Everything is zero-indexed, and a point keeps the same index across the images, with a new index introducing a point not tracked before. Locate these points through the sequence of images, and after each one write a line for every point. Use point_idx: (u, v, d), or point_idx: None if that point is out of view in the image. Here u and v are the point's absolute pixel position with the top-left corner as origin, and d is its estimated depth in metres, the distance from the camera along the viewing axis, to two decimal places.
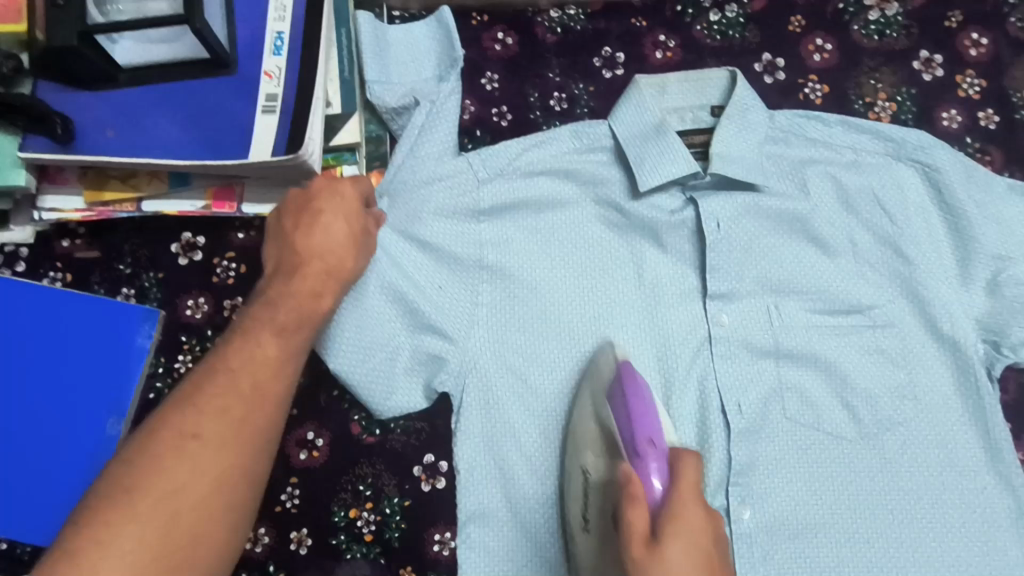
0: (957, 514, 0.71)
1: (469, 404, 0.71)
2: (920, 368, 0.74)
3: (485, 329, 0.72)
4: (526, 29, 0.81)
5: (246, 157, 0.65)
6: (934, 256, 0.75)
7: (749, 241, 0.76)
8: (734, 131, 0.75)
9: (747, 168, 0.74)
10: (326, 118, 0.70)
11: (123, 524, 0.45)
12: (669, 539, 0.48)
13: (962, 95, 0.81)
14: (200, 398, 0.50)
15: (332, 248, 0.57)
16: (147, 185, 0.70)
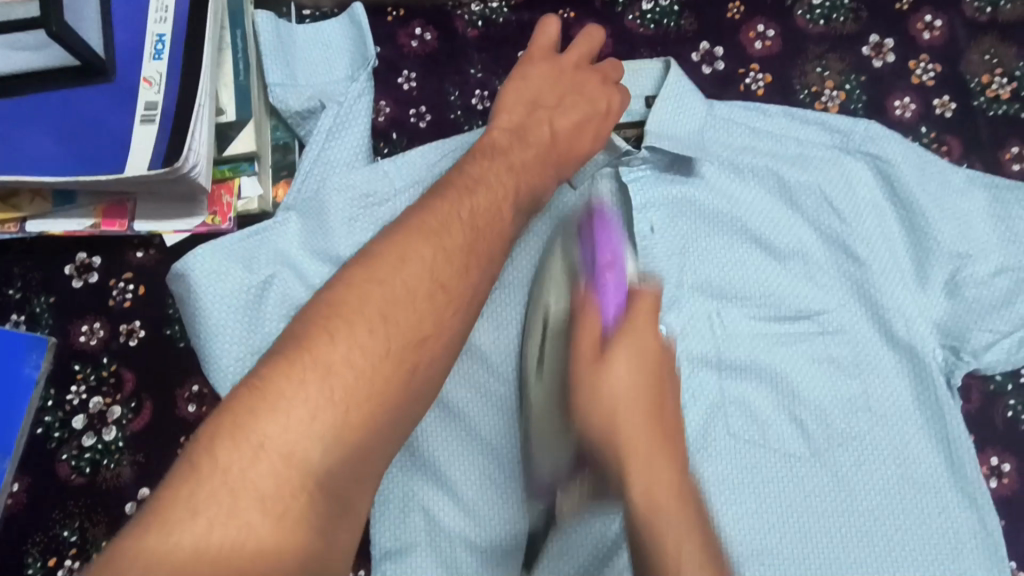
0: (919, 537, 0.65)
1: None
2: (875, 377, 0.68)
3: None
4: (445, 23, 0.76)
5: (122, 172, 0.59)
6: (888, 257, 0.70)
7: (687, 244, 0.71)
8: (669, 112, 0.69)
9: (682, 145, 0.69)
10: (219, 126, 0.65)
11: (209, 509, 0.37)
12: (634, 463, 0.52)
13: (915, 81, 0.75)
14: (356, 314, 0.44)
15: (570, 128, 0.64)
16: (28, 205, 0.65)
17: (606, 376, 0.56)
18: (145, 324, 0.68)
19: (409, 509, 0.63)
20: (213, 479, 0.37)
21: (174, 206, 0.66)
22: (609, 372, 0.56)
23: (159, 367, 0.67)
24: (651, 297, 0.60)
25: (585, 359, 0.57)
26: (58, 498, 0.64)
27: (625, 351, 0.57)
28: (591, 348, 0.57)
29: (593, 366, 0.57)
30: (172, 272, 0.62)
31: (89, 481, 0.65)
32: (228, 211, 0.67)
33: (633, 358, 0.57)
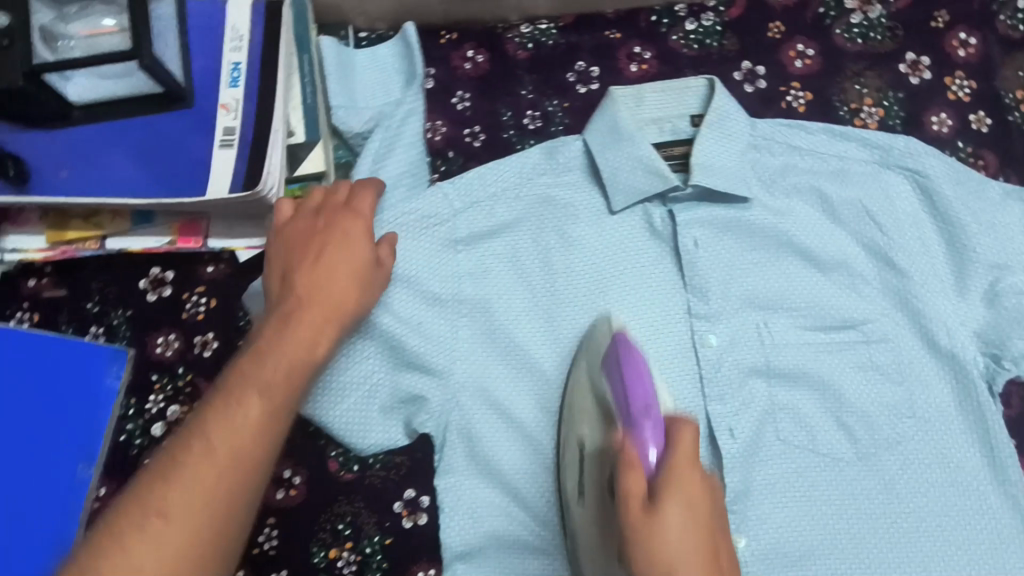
0: (965, 537, 0.68)
1: (452, 441, 0.68)
2: (918, 384, 0.71)
3: (464, 364, 0.69)
4: (496, 46, 0.79)
5: (204, 194, 0.62)
6: (930, 269, 0.72)
7: (734, 259, 0.73)
8: (714, 140, 0.72)
9: (727, 179, 0.72)
10: (290, 147, 0.69)
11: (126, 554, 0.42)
12: (667, 497, 0.47)
13: (951, 97, 0.78)
14: (222, 409, 0.47)
15: (349, 276, 0.57)
16: (109, 223, 0.68)
17: (643, 385, 0.53)
18: (218, 336, 0.72)
19: (476, 517, 0.67)
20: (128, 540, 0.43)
21: (246, 224, 0.69)
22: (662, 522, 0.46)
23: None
24: (691, 435, 0.51)
25: (635, 513, 0.47)
26: None
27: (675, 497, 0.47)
28: (640, 494, 0.48)
29: (645, 516, 0.47)
30: (249, 291, 0.66)
31: None
32: None
33: (677, 431, 0.51)
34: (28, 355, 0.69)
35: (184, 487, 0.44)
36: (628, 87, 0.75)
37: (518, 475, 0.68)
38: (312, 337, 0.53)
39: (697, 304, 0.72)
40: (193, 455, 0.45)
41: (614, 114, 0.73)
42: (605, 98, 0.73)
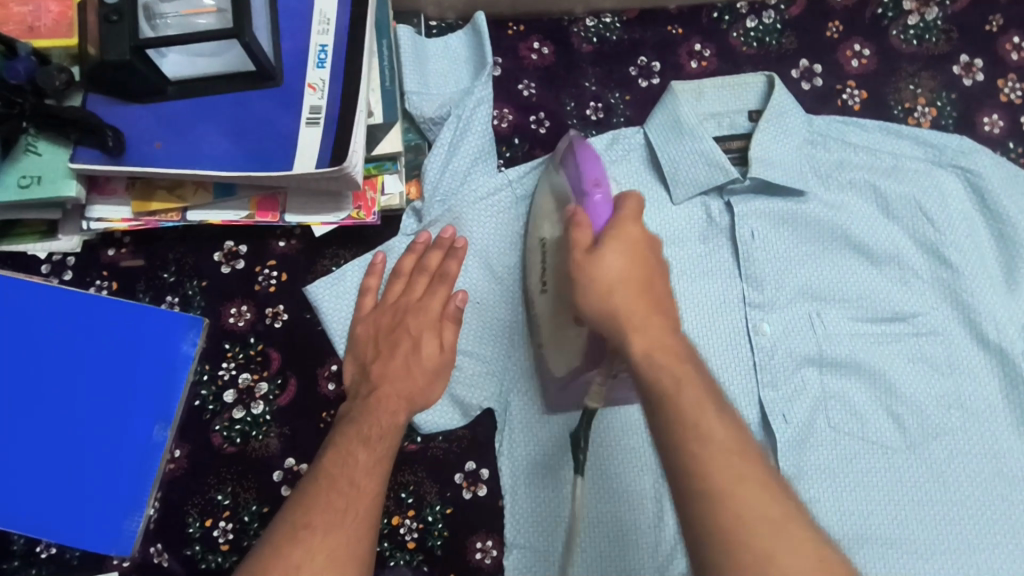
0: (1012, 525, 0.69)
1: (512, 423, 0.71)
2: (966, 376, 0.72)
3: (524, 350, 0.71)
4: (561, 39, 0.82)
5: (291, 168, 0.65)
6: (981, 265, 0.74)
7: (782, 252, 0.75)
8: (773, 135, 0.73)
9: (786, 174, 0.73)
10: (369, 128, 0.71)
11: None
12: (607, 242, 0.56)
13: (1003, 99, 0.80)
14: (362, 434, 0.61)
15: (422, 372, 0.67)
16: (192, 195, 0.70)
17: (595, 267, 0.55)
18: (287, 308, 0.74)
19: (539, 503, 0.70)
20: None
21: (323, 201, 0.72)
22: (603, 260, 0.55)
23: (300, 347, 0.73)
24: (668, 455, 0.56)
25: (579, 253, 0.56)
26: (213, 465, 0.71)
27: (614, 244, 0.56)
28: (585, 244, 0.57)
29: (588, 257, 0.56)
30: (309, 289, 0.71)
31: (240, 450, 0.71)
32: (372, 206, 0.73)
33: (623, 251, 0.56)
34: (110, 320, 0.72)
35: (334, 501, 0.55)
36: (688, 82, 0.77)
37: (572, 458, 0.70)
38: (410, 378, 0.67)
39: (752, 293, 0.74)
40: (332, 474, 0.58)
41: (677, 108, 0.75)
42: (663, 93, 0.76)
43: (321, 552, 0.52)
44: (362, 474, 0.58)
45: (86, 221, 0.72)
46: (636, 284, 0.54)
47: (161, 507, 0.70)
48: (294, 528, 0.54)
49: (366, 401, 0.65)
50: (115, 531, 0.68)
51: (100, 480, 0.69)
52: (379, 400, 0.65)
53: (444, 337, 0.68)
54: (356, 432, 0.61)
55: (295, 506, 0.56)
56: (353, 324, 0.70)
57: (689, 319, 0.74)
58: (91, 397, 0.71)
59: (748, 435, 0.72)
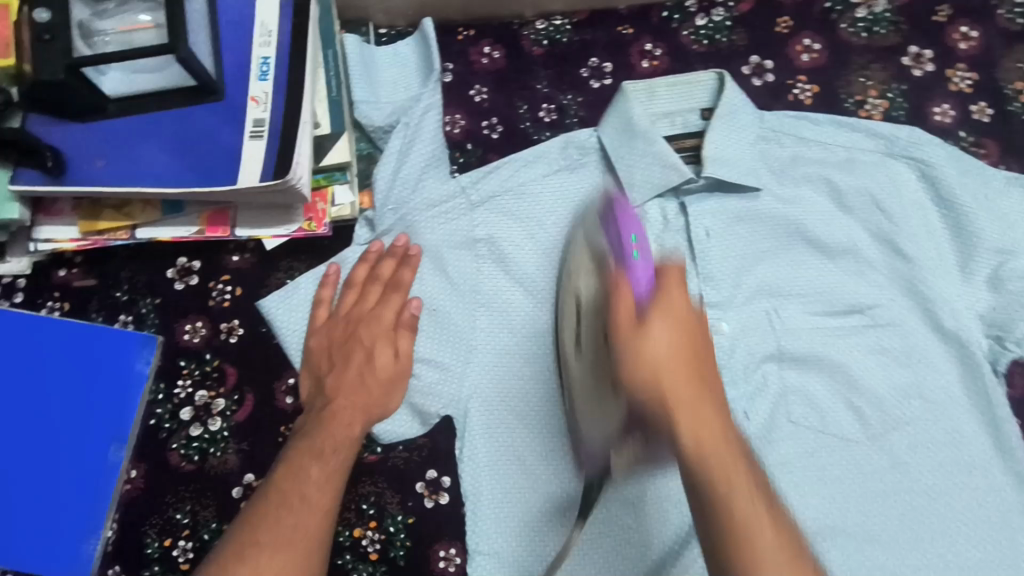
0: (973, 511, 0.70)
1: (474, 430, 0.69)
2: (925, 365, 0.73)
3: (484, 356, 0.70)
4: (512, 43, 0.82)
5: (234, 183, 0.65)
6: (935, 255, 0.74)
7: (742, 248, 0.75)
8: (724, 133, 0.73)
9: (739, 171, 0.74)
10: (316, 139, 0.71)
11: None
12: (655, 317, 0.53)
13: (953, 89, 0.80)
14: (314, 447, 0.62)
15: (378, 379, 0.67)
16: (140, 213, 0.70)
17: (642, 344, 0.52)
18: (242, 322, 0.74)
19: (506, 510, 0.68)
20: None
21: (274, 214, 0.71)
22: (649, 338, 0.52)
23: (256, 361, 0.73)
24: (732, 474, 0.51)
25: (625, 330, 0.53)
26: (171, 484, 0.70)
27: (661, 317, 0.53)
28: (629, 320, 0.53)
29: (635, 333, 0.52)
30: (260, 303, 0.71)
31: (198, 467, 0.70)
32: (323, 217, 0.73)
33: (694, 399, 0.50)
34: (60, 341, 0.71)
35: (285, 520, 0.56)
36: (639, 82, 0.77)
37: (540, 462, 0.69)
38: (364, 386, 0.67)
39: (710, 292, 0.74)
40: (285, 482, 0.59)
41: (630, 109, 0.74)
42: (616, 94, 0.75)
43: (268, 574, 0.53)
44: (314, 489, 0.59)
45: (33, 243, 0.71)
46: (684, 356, 0.52)
47: (118, 528, 0.69)
48: (238, 550, 0.55)
49: (316, 414, 0.65)
50: (74, 555, 0.68)
51: (57, 504, 0.68)
52: (332, 414, 0.65)
53: (399, 345, 0.68)
54: (308, 445, 0.62)
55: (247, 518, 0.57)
56: (308, 335, 0.69)
57: None
58: (45, 421, 0.70)
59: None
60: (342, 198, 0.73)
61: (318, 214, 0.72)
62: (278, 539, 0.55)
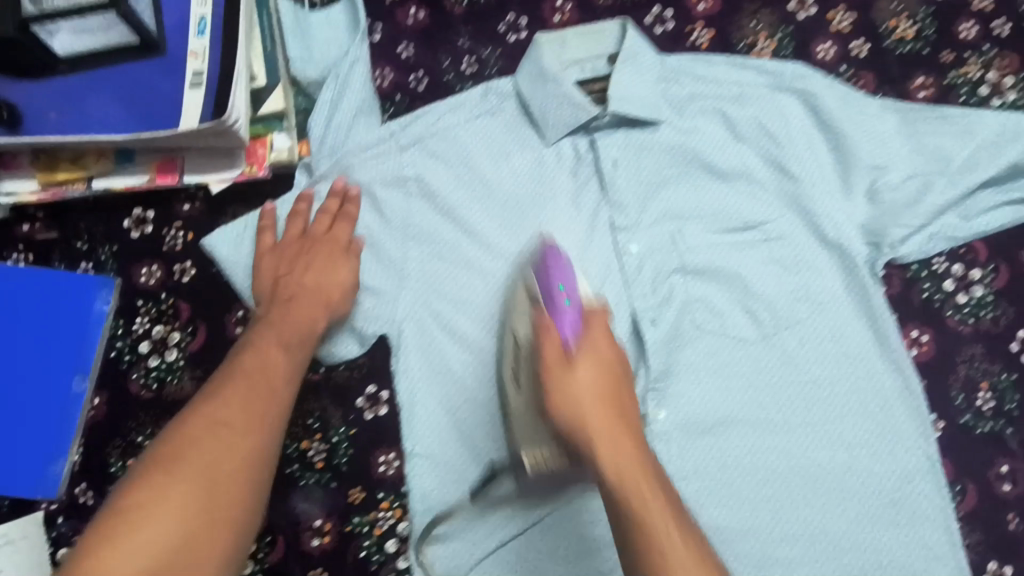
0: (855, 396, 0.78)
1: (408, 347, 0.77)
2: (813, 272, 0.80)
3: (415, 282, 0.77)
4: (436, 4, 0.89)
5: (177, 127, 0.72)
6: (819, 173, 0.81)
7: (648, 181, 0.83)
8: (630, 73, 0.81)
9: (640, 107, 0.81)
10: (253, 91, 0.79)
11: (125, 547, 0.50)
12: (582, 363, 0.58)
13: (835, 28, 0.89)
14: (279, 327, 0.70)
15: (331, 284, 0.74)
16: (94, 163, 0.77)
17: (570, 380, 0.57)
18: (194, 263, 0.80)
19: (435, 429, 0.75)
20: (155, 498, 0.53)
21: (219, 159, 0.79)
22: (576, 381, 0.57)
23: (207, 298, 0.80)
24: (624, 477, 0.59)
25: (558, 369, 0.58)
26: (130, 410, 0.77)
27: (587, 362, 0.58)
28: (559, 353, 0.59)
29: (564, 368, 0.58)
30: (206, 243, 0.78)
31: (156, 394, 0.77)
32: (263, 161, 0.79)
33: (629, 442, 0.55)
34: (25, 285, 0.77)
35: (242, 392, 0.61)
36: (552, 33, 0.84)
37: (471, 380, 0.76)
38: (318, 284, 0.74)
39: (618, 217, 0.81)
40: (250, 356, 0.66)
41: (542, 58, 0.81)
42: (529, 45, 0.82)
43: (211, 446, 0.57)
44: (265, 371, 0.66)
45: None
46: (604, 366, 0.59)
47: (82, 451, 0.76)
48: (179, 441, 0.57)
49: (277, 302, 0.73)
50: (43, 476, 0.74)
51: (26, 432, 0.74)
52: (294, 301, 0.73)
53: (346, 267, 0.75)
54: (273, 327, 0.70)
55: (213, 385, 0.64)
56: (257, 258, 0.76)
57: (565, 244, 0.81)
58: (12, 358, 0.76)
59: (625, 344, 0.79)
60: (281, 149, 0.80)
61: (258, 164, 0.79)
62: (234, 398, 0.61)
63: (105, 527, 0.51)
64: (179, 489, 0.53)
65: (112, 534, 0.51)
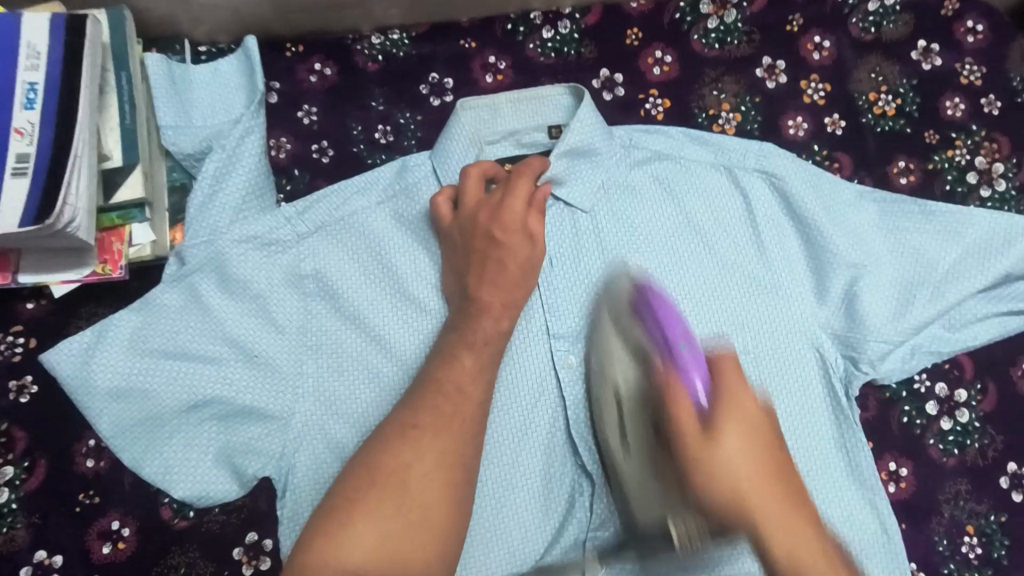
0: (996, 519, 0.69)
1: (492, 481, 0.65)
2: (944, 378, 0.71)
3: (499, 407, 0.66)
4: (515, 52, 0.76)
5: (227, 227, 0.66)
6: (961, 268, 0.69)
7: (738, 248, 0.71)
8: (724, 158, 0.72)
9: (744, 198, 0.72)
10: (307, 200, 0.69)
11: (347, 542, 0.51)
12: (725, 425, 0.56)
13: (963, 83, 0.79)
14: (474, 328, 0.62)
15: (503, 265, 0.64)
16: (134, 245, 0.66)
17: (715, 458, 0.54)
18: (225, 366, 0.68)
19: (524, 538, 0.65)
20: (397, 492, 0.53)
21: (281, 259, 0.67)
22: (723, 450, 0.55)
23: (239, 401, 0.64)
24: (730, 362, 0.60)
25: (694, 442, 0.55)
26: (165, 542, 0.64)
27: (730, 426, 0.56)
28: (695, 428, 0.56)
29: (704, 443, 0.55)
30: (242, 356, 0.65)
31: (193, 524, 0.65)
32: (321, 256, 0.68)
33: (741, 434, 0.56)
34: None
35: (439, 420, 0.56)
36: (626, 132, 0.73)
37: (543, 483, 0.66)
38: (492, 243, 0.65)
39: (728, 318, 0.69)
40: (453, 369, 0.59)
41: (634, 138, 0.73)
42: (618, 130, 0.73)
43: (433, 449, 0.55)
44: (466, 379, 0.59)
45: (14, 279, 0.64)
46: (755, 469, 0.55)
47: None
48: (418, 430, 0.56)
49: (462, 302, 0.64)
50: None
51: None
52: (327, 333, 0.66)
53: (463, 271, 0.66)
54: (478, 320, 0.62)
55: (406, 417, 0.57)
56: (373, 220, 0.69)
57: None
58: None
59: None
60: (320, 212, 0.69)
61: (298, 226, 0.68)
62: (444, 420, 0.56)
63: (337, 518, 0.52)
64: (431, 446, 0.55)
65: (330, 532, 0.52)
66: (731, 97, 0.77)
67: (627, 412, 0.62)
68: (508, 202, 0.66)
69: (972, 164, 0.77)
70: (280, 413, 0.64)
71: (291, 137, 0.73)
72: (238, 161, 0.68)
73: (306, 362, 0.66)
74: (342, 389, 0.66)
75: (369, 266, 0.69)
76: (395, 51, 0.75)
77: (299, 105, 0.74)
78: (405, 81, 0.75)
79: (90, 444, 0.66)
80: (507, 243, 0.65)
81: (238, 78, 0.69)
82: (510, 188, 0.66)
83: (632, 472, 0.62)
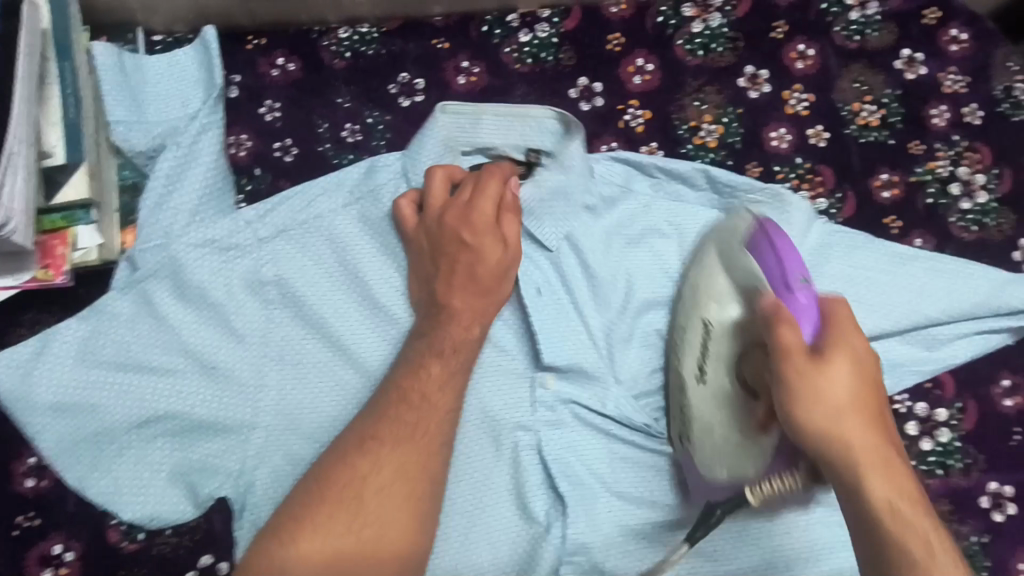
0: (975, 539, 0.68)
1: (464, 501, 0.62)
2: (925, 396, 0.71)
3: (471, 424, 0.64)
4: (491, 54, 0.73)
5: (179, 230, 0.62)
6: (942, 283, 0.68)
7: None
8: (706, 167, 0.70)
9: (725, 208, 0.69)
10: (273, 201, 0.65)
11: (291, 559, 0.48)
12: (837, 360, 0.49)
13: (947, 92, 0.78)
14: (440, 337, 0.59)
15: (471, 268, 0.61)
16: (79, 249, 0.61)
17: (827, 384, 0.49)
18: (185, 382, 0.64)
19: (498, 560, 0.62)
20: (351, 506, 0.50)
21: (241, 266, 0.63)
22: (832, 376, 0.49)
23: (194, 416, 0.60)
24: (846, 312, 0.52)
25: (802, 366, 0.49)
26: (112, 569, 0.61)
27: (842, 360, 0.49)
28: (804, 355, 0.50)
29: (815, 366, 0.49)
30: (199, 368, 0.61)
31: (144, 548, 0.61)
32: (286, 262, 0.64)
33: (855, 372, 0.49)
34: None
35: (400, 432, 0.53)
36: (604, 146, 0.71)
37: (516, 502, 0.63)
38: (461, 243, 0.62)
39: None
40: (417, 379, 0.56)
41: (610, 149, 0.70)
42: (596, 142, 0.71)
43: (392, 464, 0.52)
44: (436, 392, 0.56)
45: None
46: (863, 408, 0.49)
47: None
48: (376, 443, 0.53)
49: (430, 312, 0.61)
50: None
51: None
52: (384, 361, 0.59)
53: (430, 276, 0.63)
54: (444, 330, 0.59)
55: (366, 430, 0.54)
56: (337, 222, 0.66)
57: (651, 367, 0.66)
58: None
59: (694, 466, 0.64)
60: (283, 215, 0.65)
61: (260, 230, 0.64)
62: (406, 433, 0.53)
63: (284, 535, 0.49)
64: (391, 459, 0.52)
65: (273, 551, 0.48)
66: (714, 105, 0.75)
67: (712, 346, 0.58)
68: (475, 201, 0.63)
69: (955, 175, 0.76)
70: (237, 428, 0.61)
71: (253, 137, 0.69)
72: (193, 159, 0.63)
73: (268, 376, 0.62)
74: (306, 401, 0.63)
75: (335, 272, 0.65)
76: (364, 47, 0.72)
77: (262, 102, 0.70)
78: (374, 79, 0.71)
79: (30, 464, 0.61)
80: (476, 243, 0.62)
81: (195, 72, 0.65)
82: (479, 189, 0.63)
83: (701, 405, 0.59)
